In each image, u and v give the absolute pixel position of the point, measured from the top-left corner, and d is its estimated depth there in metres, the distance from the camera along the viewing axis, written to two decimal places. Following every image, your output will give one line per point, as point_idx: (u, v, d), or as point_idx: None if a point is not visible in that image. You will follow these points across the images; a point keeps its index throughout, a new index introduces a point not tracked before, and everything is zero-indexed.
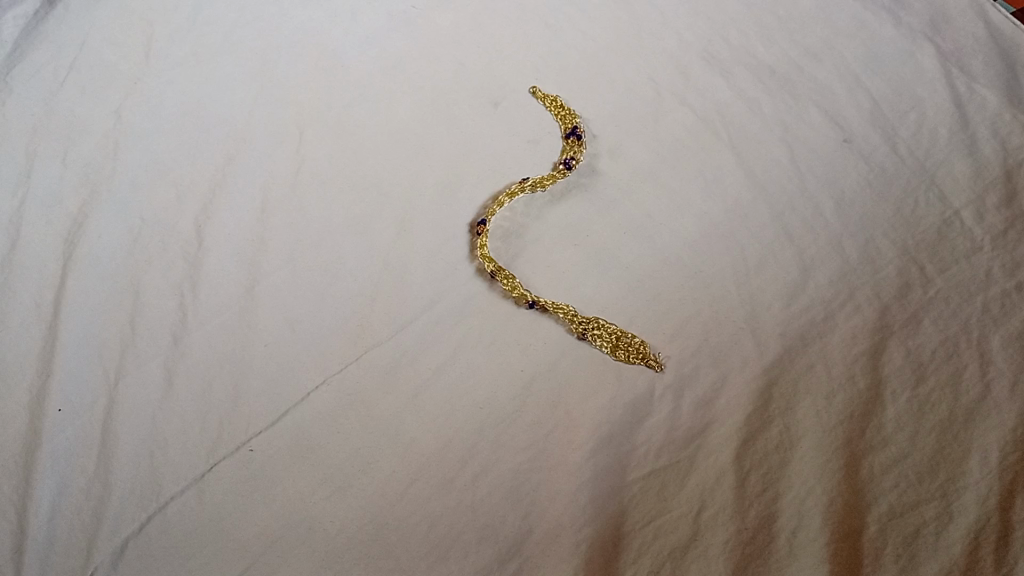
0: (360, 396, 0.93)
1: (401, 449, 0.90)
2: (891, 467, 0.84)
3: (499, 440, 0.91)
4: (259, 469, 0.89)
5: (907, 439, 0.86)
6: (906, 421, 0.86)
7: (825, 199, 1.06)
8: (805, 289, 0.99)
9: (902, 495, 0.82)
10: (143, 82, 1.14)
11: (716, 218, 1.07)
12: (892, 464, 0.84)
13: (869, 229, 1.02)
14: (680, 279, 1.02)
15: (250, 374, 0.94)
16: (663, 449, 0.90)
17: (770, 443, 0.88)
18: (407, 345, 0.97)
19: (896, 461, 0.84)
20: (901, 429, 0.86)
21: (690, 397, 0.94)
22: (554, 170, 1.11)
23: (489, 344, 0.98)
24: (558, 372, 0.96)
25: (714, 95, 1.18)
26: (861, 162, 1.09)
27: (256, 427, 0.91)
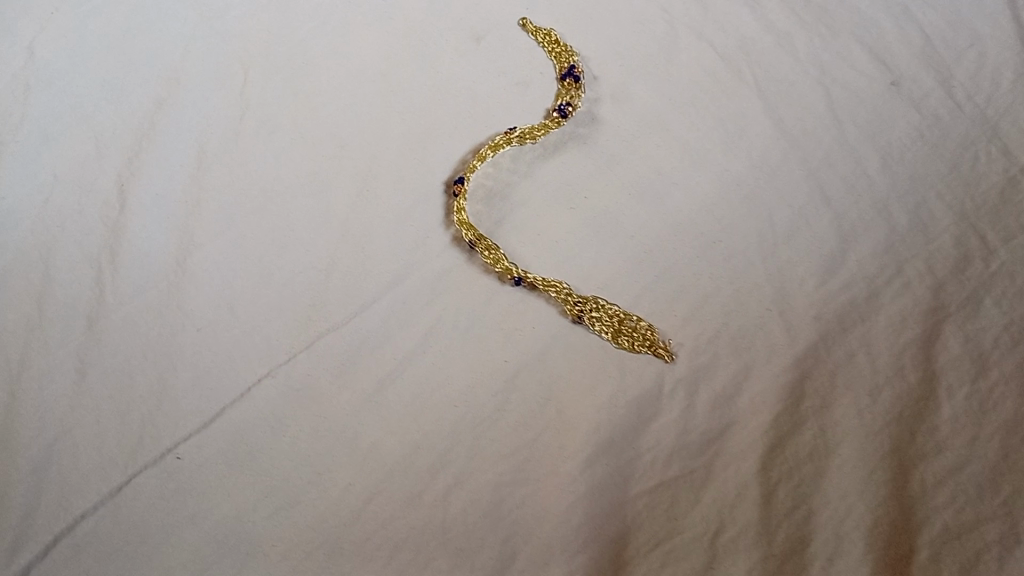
0: (311, 392, 0.78)
1: (359, 453, 0.75)
2: (947, 480, 0.71)
3: (478, 446, 0.76)
4: (190, 480, 0.74)
5: (965, 444, 0.72)
6: (964, 424, 0.73)
7: (869, 153, 0.89)
8: (844, 262, 0.83)
9: (959, 513, 0.69)
10: (61, 15, 0.98)
11: (739, 176, 0.89)
12: (947, 475, 0.71)
13: (922, 189, 0.86)
14: (695, 250, 0.86)
15: (180, 363, 0.78)
16: (673, 456, 0.75)
17: (802, 449, 0.74)
18: (368, 330, 0.81)
19: (953, 472, 0.71)
20: (959, 432, 0.73)
21: (707, 394, 0.78)
22: (547, 118, 0.94)
23: (466, 328, 0.82)
24: (549, 363, 0.80)
25: (738, 28, 0.99)
26: (911, 110, 0.92)
27: (185, 430, 0.76)
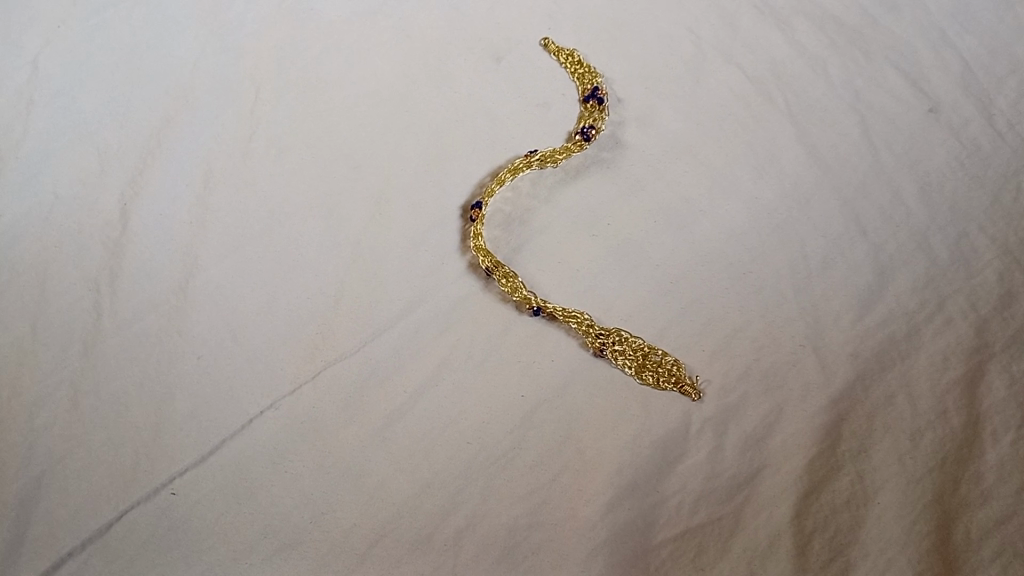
0: (315, 426, 0.73)
1: (365, 493, 0.71)
2: (993, 533, 0.66)
3: (492, 486, 0.71)
4: (185, 517, 0.69)
5: (1013, 493, 0.67)
6: (1012, 471, 0.68)
7: (907, 182, 0.85)
8: (882, 297, 0.79)
9: (1007, 569, 0.64)
10: (68, 27, 0.96)
11: (770, 204, 0.85)
12: (993, 527, 0.66)
13: (962, 222, 0.81)
14: (724, 281, 0.81)
15: (178, 393, 0.74)
16: (700, 501, 0.70)
17: (838, 497, 0.69)
18: (378, 360, 0.77)
19: (1000, 524, 0.66)
20: (1006, 480, 0.68)
21: (736, 435, 0.73)
22: (570, 141, 0.90)
23: (481, 360, 0.77)
24: (568, 398, 0.76)
25: (769, 50, 0.95)
26: (949, 139, 0.87)
27: (181, 463, 0.71)
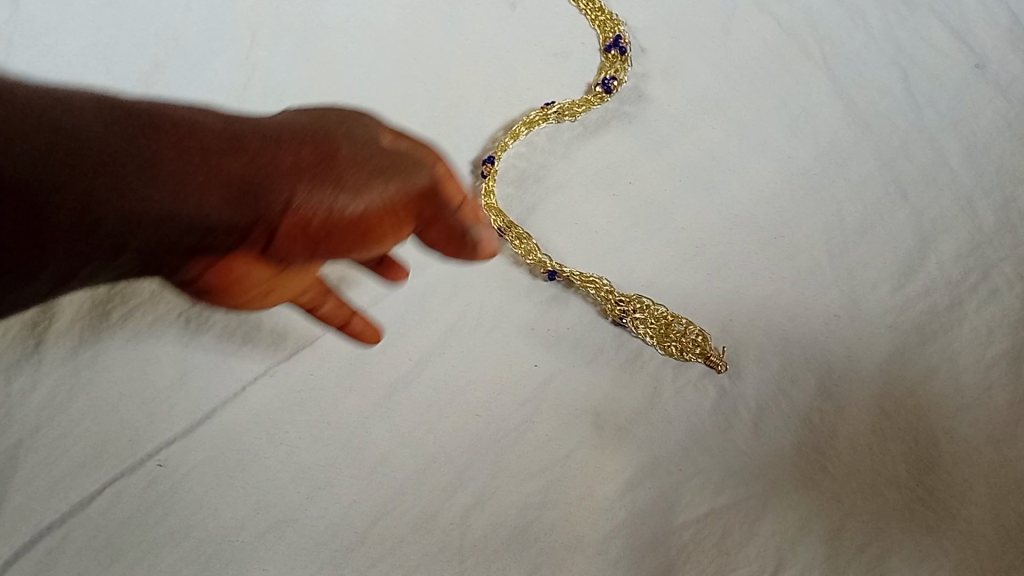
0: (312, 394, 0.68)
1: (366, 468, 0.66)
2: None
3: (503, 461, 0.66)
4: (172, 491, 0.64)
5: None
6: None
7: (952, 142, 0.79)
8: (923, 265, 0.73)
9: None
10: None
11: (803, 164, 0.79)
12: None
13: (1009, 185, 0.76)
14: (753, 246, 0.76)
15: (165, 357, 0.69)
16: (726, 481, 0.65)
17: (874, 479, 0.64)
18: (381, 326, 0.71)
19: None
20: None
21: (765, 411, 0.68)
22: (590, 93, 0.84)
23: (491, 328, 0.72)
24: (585, 369, 0.70)
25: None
26: (996, 96, 0.81)
27: (167, 433, 0.66)
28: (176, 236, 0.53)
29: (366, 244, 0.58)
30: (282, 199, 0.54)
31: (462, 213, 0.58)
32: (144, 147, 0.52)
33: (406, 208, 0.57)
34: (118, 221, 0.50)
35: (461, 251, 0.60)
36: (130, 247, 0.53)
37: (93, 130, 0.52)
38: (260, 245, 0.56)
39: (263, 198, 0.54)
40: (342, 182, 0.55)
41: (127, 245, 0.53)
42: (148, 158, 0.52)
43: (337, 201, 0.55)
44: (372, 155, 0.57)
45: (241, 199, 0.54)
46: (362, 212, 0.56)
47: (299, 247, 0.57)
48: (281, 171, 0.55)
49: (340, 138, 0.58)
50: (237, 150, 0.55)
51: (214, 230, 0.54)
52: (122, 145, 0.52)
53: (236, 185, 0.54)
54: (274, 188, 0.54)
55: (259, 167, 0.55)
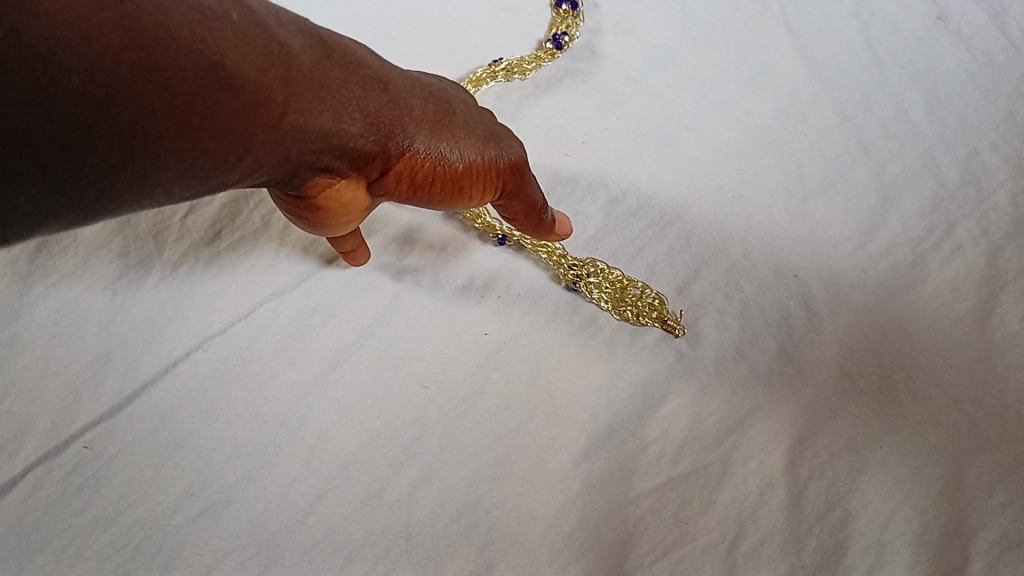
0: (249, 369, 0.65)
1: (307, 445, 0.62)
2: (1005, 478, 0.59)
3: (452, 434, 0.63)
4: (100, 474, 0.61)
5: None
6: None
7: (913, 96, 0.76)
8: (884, 222, 0.71)
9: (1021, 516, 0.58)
10: None
11: (762, 121, 0.77)
12: (1004, 474, 0.59)
13: (973, 139, 0.74)
14: (711, 206, 0.73)
15: (89, 333, 0.65)
16: (684, 449, 0.63)
17: (836, 442, 0.62)
18: (324, 295, 0.68)
19: (1013, 469, 0.59)
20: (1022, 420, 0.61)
21: (724, 374, 0.66)
22: (540, 50, 0.81)
23: (439, 295, 0.69)
24: (538, 336, 0.68)
25: None
26: (958, 49, 0.78)
27: (93, 413, 0.62)
28: (293, 163, 0.49)
29: (454, 202, 0.59)
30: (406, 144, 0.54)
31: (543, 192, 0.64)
32: (312, 67, 0.47)
33: (506, 177, 0.59)
34: (267, 143, 0.45)
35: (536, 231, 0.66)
36: (215, 184, 0.44)
37: (271, 48, 0.44)
38: (362, 174, 0.55)
39: (389, 140, 0.53)
40: (457, 142, 0.56)
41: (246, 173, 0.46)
42: (314, 84, 0.47)
43: (451, 156, 0.56)
44: (479, 119, 0.58)
45: (368, 135, 0.52)
46: (469, 171, 0.57)
47: (399, 189, 0.57)
48: (415, 121, 0.54)
49: (454, 95, 0.58)
50: (377, 86, 0.52)
51: (329, 158, 0.51)
52: (302, 65, 0.46)
53: (368, 124, 0.52)
54: (404, 134, 0.54)
55: (394, 107, 0.53)
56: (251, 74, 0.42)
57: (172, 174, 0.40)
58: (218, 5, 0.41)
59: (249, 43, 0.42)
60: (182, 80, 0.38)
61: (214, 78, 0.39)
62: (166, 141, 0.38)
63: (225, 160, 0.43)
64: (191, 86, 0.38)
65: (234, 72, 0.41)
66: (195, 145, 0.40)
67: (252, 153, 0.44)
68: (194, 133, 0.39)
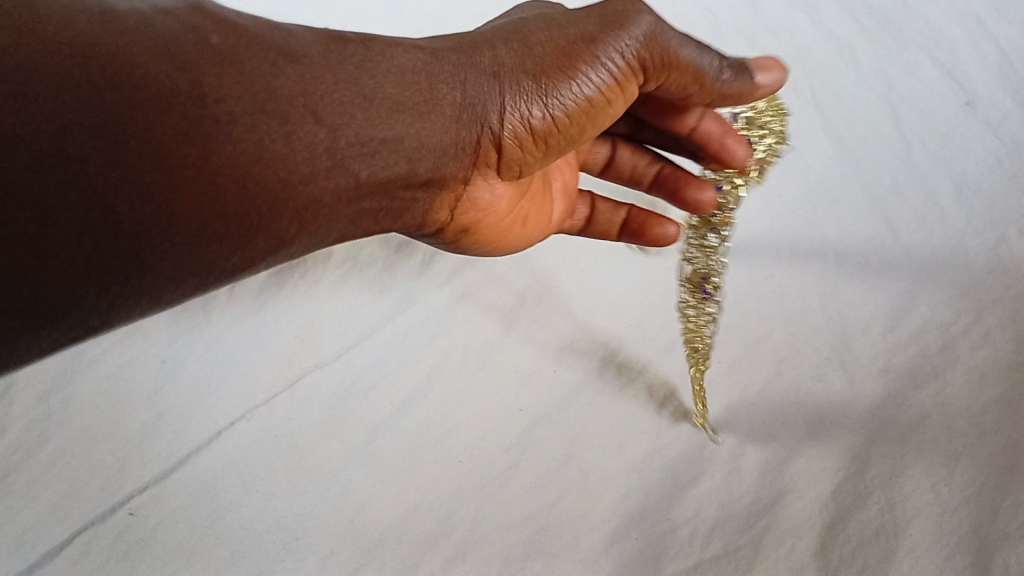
0: (291, 440, 0.67)
1: (344, 518, 0.64)
2: None
3: (486, 509, 0.65)
4: (143, 541, 0.62)
5: None
6: None
7: (942, 179, 0.76)
8: (914, 308, 0.71)
9: None
10: None
11: (794, 205, 0.79)
12: None
13: (1002, 224, 0.72)
14: (740, 291, 0.76)
15: (140, 399, 0.68)
16: (715, 531, 0.63)
17: (866, 527, 0.62)
18: (365, 368, 0.70)
19: None
20: None
21: (755, 456, 0.67)
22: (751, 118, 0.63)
23: (476, 369, 0.71)
24: (572, 413, 0.69)
25: (795, 36, 0.85)
26: (986, 136, 0.76)
27: (140, 480, 0.65)
28: (408, 160, 0.47)
29: (603, 127, 0.56)
30: (518, 101, 0.50)
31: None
32: (416, 80, 0.47)
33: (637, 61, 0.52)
34: (298, 139, 0.41)
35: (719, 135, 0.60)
36: (323, 183, 0.42)
37: (272, 59, 0.41)
38: (485, 168, 0.54)
39: (489, 104, 0.49)
40: (565, 66, 0.50)
41: (393, 175, 0.47)
42: (422, 92, 0.47)
43: (578, 84, 0.51)
44: (567, 21, 0.52)
45: (469, 110, 0.49)
46: (602, 91, 0.52)
47: (534, 153, 0.54)
48: (504, 65, 0.50)
49: (524, 25, 0.52)
50: (441, 62, 0.49)
51: (438, 152, 0.48)
52: (391, 86, 0.46)
53: (461, 99, 0.49)
54: (511, 88, 0.50)
55: (468, 73, 0.49)
56: (363, 97, 0.44)
57: (184, 194, 0.36)
58: (184, 32, 0.39)
59: (377, 72, 0.46)
60: (161, 108, 0.36)
61: (355, 101, 0.44)
62: (294, 169, 0.41)
63: (306, 167, 0.41)
64: (157, 108, 0.36)
65: (352, 103, 0.44)
66: (247, 166, 0.39)
67: (353, 138, 0.44)
68: (321, 154, 0.42)
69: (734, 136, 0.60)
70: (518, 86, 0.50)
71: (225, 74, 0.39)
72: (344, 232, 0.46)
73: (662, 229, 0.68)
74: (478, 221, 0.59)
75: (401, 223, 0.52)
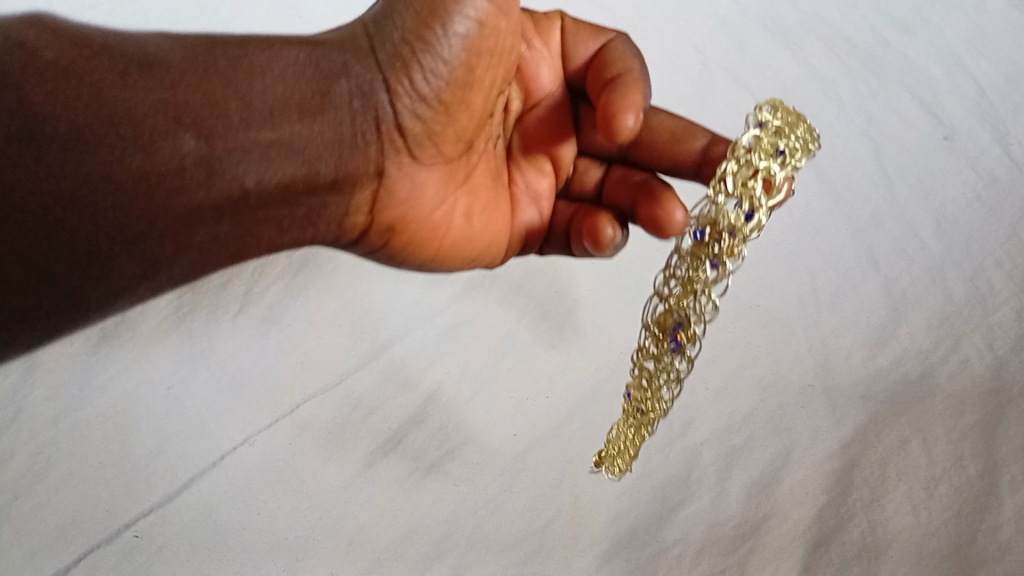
0: (292, 464, 0.69)
1: (344, 539, 0.66)
2: None
3: (481, 531, 0.67)
4: (148, 563, 0.64)
5: None
6: None
7: (922, 212, 0.78)
8: (894, 335, 0.73)
9: None
10: None
11: (779, 235, 0.81)
12: None
13: (978, 256, 0.75)
14: (728, 317, 0.79)
15: (145, 425, 0.70)
16: (702, 554, 0.65)
17: (849, 549, 0.64)
18: (364, 393, 0.73)
19: None
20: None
21: (741, 479, 0.69)
22: (765, 142, 0.48)
23: (472, 394, 0.73)
24: (565, 438, 0.72)
25: (779, 72, 0.87)
26: (965, 169, 0.79)
27: (146, 504, 0.67)
28: (305, 161, 0.49)
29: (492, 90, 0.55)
30: (404, 67, 0.51)
31: (642, 63, 0.56)
32: (307, 79, 0.50)
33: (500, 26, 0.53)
34: (162, 142, 0.42)
35: (611, 104, 0.50)
36: (199, 192, 0.43)
37: (120, 69, 0.42)
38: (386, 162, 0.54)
39: (378, 81, 0.52)
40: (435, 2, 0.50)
41: (293, 179, 0.48)
42: (316, 89, 0.50)
43: (453, 20, 0.50)
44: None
45: (361, 96, 0.51)
46: (481, 21, 0.51)
47: (438, 118, 0.54)
48: (385, 32, 0.51)
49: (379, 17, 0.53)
50: (324, 55, 0.51)
51: (337, 147, 0.51)
52: (279, 88, 0.48)
53: (353, 87, 0.51)
54: (394, 56, 0.51)
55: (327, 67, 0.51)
56: (243, 100, 0.46)
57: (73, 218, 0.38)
58: (26, 55, 0.39)
59: (264, 72, 0.47)
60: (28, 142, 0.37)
61: (231, 102, 0.45)
62: (159, 180, 0.41)
63: (174, 170, 0.42)
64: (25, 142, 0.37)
65: (229, 106, 0.45)
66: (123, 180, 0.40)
67: (232, 145, 0.45)
68: (192, 166, 0.43)
69: (625, 103, 0.50)
70: (399, 45, 0.51)
71: (60, 92, 0.39)
72: (242, 249, 0.47)
73: (604, 228, 0.56)
74: (407, 215, 0.57)
75: (313, 233, 0.52)
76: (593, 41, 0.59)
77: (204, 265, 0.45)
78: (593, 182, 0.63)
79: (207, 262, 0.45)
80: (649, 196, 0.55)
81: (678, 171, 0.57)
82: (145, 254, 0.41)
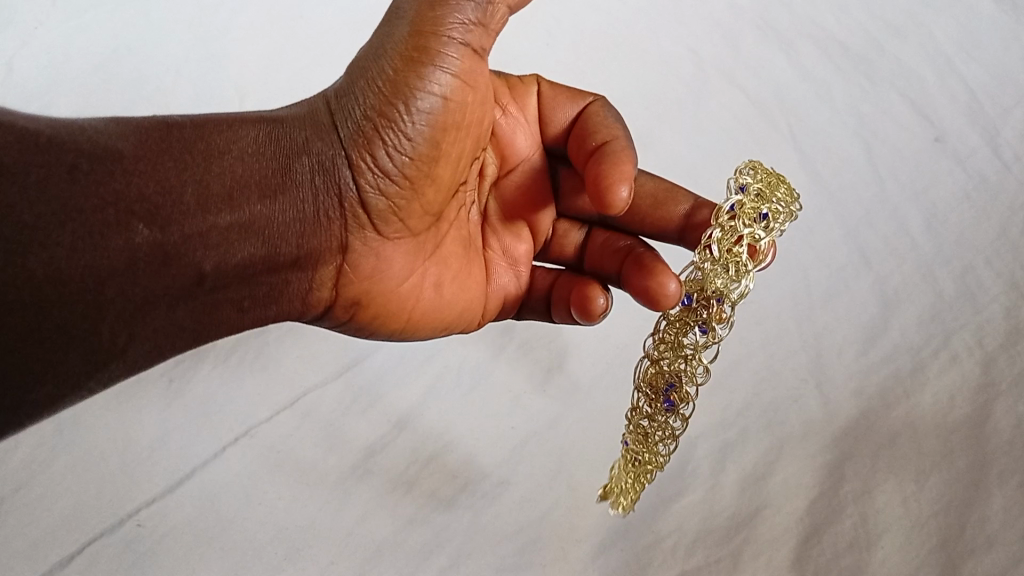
0: (293, 457, 0.70)
1: (343, 529, 0.67)
2: None
3: (479, 522, 0.68)
4: (151, 552, 0.65)
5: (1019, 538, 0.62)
6: (1018, 516, 0.63)
7: (913, 212, 0.79)
8: (886, 331, 0.74)
9: None
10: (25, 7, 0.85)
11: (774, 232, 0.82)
12: None
13: (968, 254, 0.76)
14: None
15: (149, 417, 0.71)
16: (696, 544, 0.67)
17: (840, 540, 0.65)
18: (365, 387, 0.74)
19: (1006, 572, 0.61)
20: (1012, 526, 0.63)
21: (734, 472, 0.70)
22: (748, 211, 0.53)
23: (470, 389, 0.75)
24: (562, 430, 0.72)
25: (773, 74, 0.88)
26: (955, 169, 0.80)
27: (147, 494, 0.68)
28: (264, 241, 0.49)
29: (458, 164, 0.55)
30: (365, 143, 0.51)
31: (625, 130, 0.57)
32: (266, 157, 0.51)
33: (467, 100, 0.52)
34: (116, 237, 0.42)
35: (604, 174, 0.52)
36: (150, 282, 0.44)
37: (75, 159, 0.42)
38: (348, 239, 0.54)
39: (341, 157, 0.52)
40: (398, 79, 0.49)
41: (252, 259, 0.49)
42: (277, 166, 0.51)
43: (418, 96, 0.49)
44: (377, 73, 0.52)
45: (322, 172, 0.52)
46: (447, 96, 0.50)
47: (404, 193, 0.53)
48: (347, 107, 0.51)
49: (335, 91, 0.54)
50: (284, 132, 0.52)
51: (298, 226, 0.51)
52: (238, 167, 0.49)
53: (313, 163, 0.51)
54: (356, 131, 0.51)
55: (281, 147, 0.51)
56: (200, 183, 0.47)
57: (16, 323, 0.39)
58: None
59: (222, 153, 0.49)
60: None
61: (188, 186, 0.46)
62: (110, 273, 0.42)
63: (125, 263, 0.43)
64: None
65: (184, 191, 0.46)
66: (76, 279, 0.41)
67: (187, 231, 0.45)
68: (146, 255, 0.43)
69: (618, 173, 0.51)
70: (361, 121, 0.51)
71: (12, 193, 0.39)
72: (200, 330, 0.48)
73: (593, 296, 0.61)
74: (371, 291, 0.56)
75: (276, 311, 0.53)
76: (571, 105, 0.60)
77: (162, 350, 0.46)
78: (574, 246, 0.66)
79: (164, 347, 0.46)
80: (638, 267, 0.57)
81: (660, 236, 0.61)
82: (96, 346, 0.42)
